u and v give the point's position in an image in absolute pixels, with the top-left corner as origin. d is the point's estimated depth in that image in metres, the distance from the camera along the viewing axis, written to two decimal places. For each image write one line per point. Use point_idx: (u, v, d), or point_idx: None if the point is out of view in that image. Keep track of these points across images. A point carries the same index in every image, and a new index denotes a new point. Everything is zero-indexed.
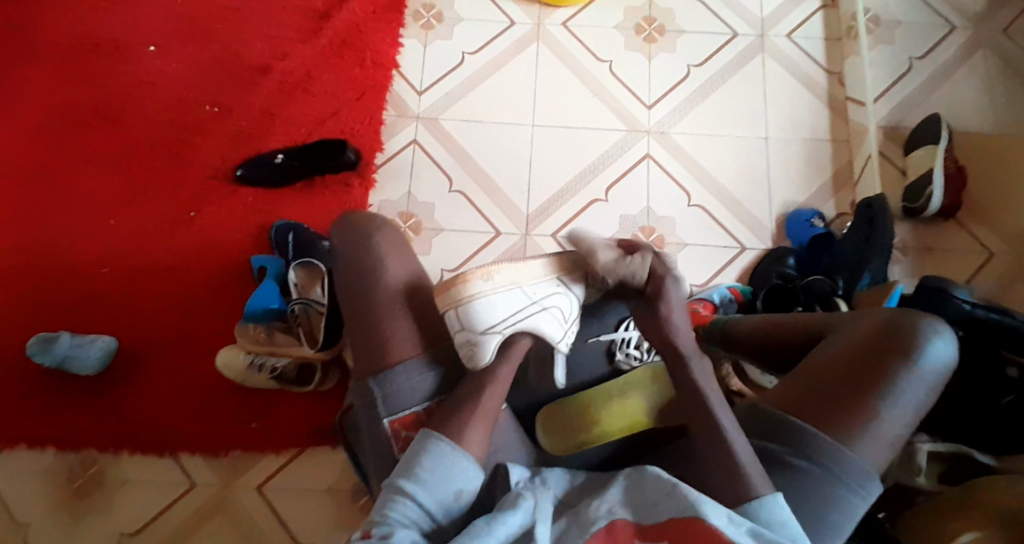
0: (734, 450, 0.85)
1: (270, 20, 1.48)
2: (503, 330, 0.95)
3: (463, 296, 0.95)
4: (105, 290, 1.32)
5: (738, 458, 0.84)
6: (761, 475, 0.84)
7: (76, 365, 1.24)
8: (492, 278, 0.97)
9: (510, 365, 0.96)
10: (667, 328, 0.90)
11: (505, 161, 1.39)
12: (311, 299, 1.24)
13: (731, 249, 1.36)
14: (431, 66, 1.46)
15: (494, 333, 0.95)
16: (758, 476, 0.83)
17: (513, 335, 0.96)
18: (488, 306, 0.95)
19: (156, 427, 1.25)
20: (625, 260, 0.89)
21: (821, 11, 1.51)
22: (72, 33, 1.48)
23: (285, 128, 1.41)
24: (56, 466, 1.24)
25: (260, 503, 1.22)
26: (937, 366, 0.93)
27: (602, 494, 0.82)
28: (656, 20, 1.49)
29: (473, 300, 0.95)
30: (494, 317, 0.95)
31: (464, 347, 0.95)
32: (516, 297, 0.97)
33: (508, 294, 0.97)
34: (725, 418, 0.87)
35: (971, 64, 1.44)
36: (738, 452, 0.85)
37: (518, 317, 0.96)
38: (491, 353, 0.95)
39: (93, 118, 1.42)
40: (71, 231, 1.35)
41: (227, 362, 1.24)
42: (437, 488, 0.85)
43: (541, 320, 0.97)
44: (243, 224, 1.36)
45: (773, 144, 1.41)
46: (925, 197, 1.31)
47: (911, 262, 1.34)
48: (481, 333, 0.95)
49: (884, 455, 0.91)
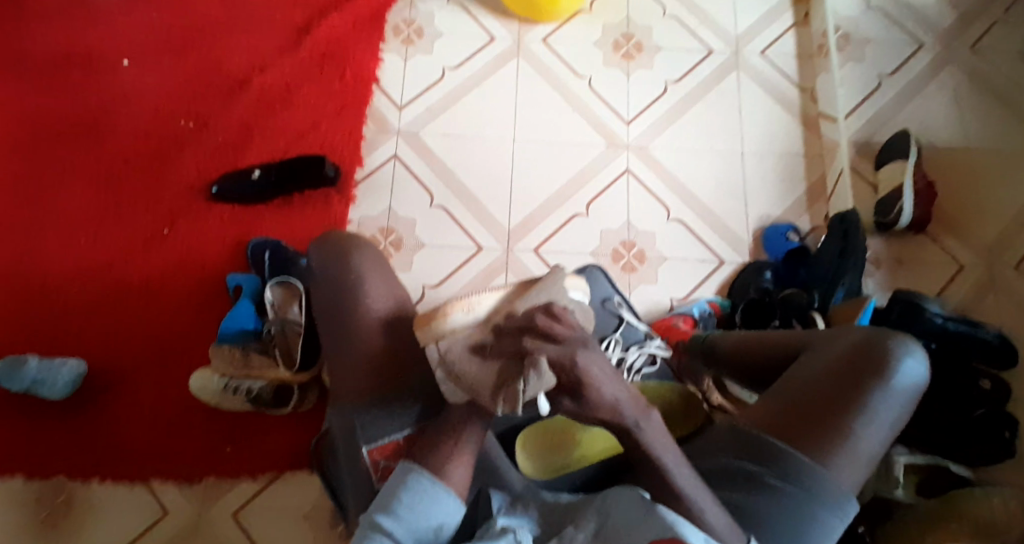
0: (704, 511, 0.82)
1: (246, 33, 1.46)
2: None
3: (444, 330, 0.91)
4: (72, 309, 1.27)
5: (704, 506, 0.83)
6: (728, 522, 0.83)
7: (44, 389, 1.19)
8: (472, 311, 0.92)
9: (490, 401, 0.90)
10: (602, 406, 0.76)
11: (486, 177, 1.38)
12: (289, 319, 1.21)
13: (710, 263, 1.37)
14: (410, 81, 1.44)
15: None
16: (729, 532, 0.83)
17: None
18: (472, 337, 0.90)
19: (129, 452, 1.21)
20: (521, 385, 0.77)
21: (794, 28, 1.54)
22: (39, 43, 1.43)
23: (261, 143, 1.39)
24: (22, 495, 1.19)
25: (236, 530, 1.19)
26: (911, 384, 0.95)
27: (580, 522, 0.84)
28: (634, 37, 1.51)
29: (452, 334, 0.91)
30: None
31: (444, 385, 0.88)
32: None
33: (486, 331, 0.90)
34: (683, 475, 0.83)
35: (939, 81, 1.48)
36: (704, 501, 0.83)
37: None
38: None
39: (61, 132, 1.37)
40: (37, 249, 1.30)
41: (201, 386, 1.19)
42: (415, 525, 0.84)
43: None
44: (218, 240, 1.32)
45: (750, 159, 1.43)
46: (896, 211, 1.33)
47: (886, 273, 1.36)
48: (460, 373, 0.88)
49: (860, 473, 0.91)
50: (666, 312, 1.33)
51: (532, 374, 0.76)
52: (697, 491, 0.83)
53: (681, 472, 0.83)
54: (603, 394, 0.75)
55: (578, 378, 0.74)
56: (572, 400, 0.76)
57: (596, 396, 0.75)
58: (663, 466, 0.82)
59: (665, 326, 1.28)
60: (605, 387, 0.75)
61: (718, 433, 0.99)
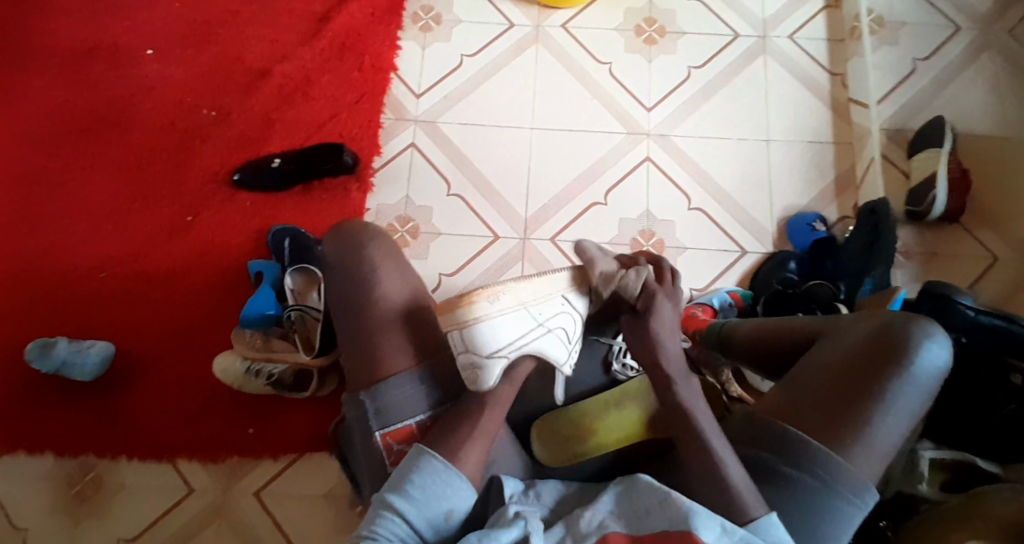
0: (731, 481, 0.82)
1: (268, 23, 1.47)
2: (509, 354, 0.93)
3: (472, 317, 0.94)
4: (102, 294, 1.31)
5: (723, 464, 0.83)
6: (751, 490, 0.82)
7: (73, 370, 1.23)
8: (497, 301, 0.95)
9: (511, 385, 0.94)
10: (652, 340, 0.93)
11: (503, 164, 1.38)
12: (307, 305, 1.22)
13: (732, 253, 1.34)
14: (429, 69, 1.45)
15: (499, 357, 0.92)
16: (752, 499, 0.81)
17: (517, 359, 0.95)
18: (492, 329, 0.93)
19: (152, 434, 1.25)
20: (619, 275, 0.95)
21: (824, 11, 1.50)
22: (71, 36, 1.47)
23: (283, 132, 1.40)
24: (52, 472, 1.23)
25: (257, 509, 1.22)
26: (932, 371, 0.90)
27: (594, 505, 0.82)
28: (656, 22, 1.48)
29: (479, 322, 0.93)
30: (500, 341, 0.93)
31: (467, 371, 0.91)
32: (520, 319, 0.95)
33: (515, 316, 0.95)
34: (717, 440, 0.85)
35: (976, 66, 1.42)
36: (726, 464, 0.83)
37: (526, 340, 0.94)
38: (495, 378, 0.92)
39: (92, 121, 1.41)
40: (67, 236, 1.34)
41: (224, 367, 1.23)
42: (427, 507, 0.84)
43: (547, 343, 0.95)
44: (242, 228, 1.35)
45: (775, 147, 1.40)
46: (929, 200, 1.29)
47: (916, 266, 1.31)
48: (486, 356, 0.92)
49: (879, 464, 0.87)
50: (685, 303, 1.30)
51: (632, 275, 0.95)
52: (726, 452, 0.84)
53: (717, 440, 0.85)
54: (659, 320, 0.94)
55: (654, 305, 0.94)
56: (639, 315, 0.95)
57: (654, 318, 0.94)
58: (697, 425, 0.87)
59: (684, 316, 1.25)
60: (665, 325, 0.94)
61: (731, 422, 0.96)
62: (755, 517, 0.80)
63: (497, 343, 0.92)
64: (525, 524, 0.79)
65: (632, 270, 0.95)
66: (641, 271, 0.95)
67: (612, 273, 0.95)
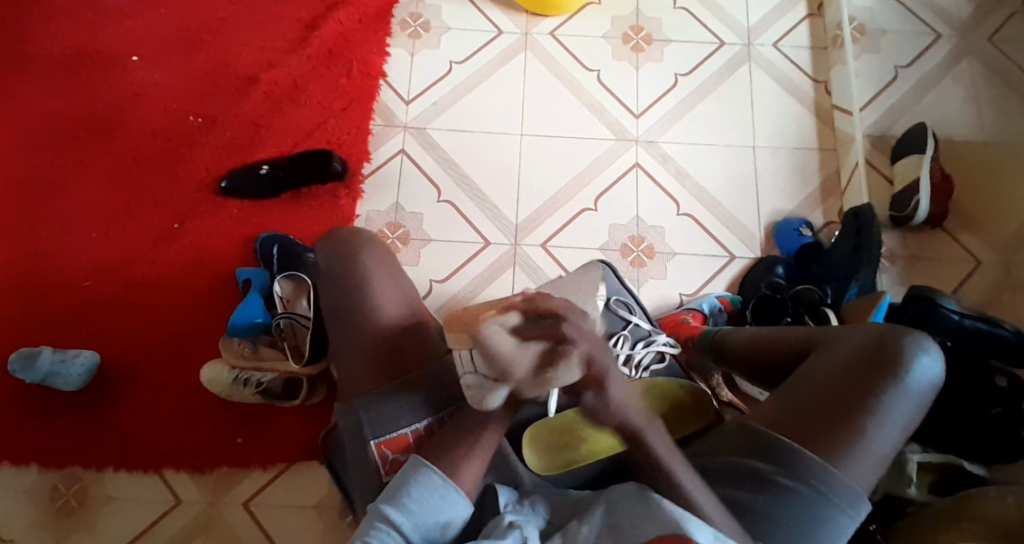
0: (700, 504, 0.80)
1: (256, 30, 1.47)
2: (519, 377, 0.82)
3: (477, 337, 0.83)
4: (87, 303, 1.29)
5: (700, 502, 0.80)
6: (736, 529, 0.81)
7: (58, 381, 1.21)
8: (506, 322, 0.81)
9: (513, 400, 0.89)
10: (616, 409, 0.76)
11: (492, 170, 1.38)
12: (296, 313, 1.21)
13: (720, 258, 1.35)
14: (418, 77, 1.45)
15: None
16: (737, 531, 0.81)
17: None
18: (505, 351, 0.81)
19: (139, 445, 1.23)
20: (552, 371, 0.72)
21: (807, 19, 1.52)
22: (55, 43, 1.46)
23: (271, 140, 1.40)
24: (37, 485, 1.21)
25: (247, 520, 1.20)
26: (925, 384, 0.91)
27: (588, 519, 0.82)
28: (643, 29, 1.50)
29: (488, 338, 0.82)
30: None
31: (473, 392, 0.84)
32: None
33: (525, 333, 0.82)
34: (689, 480, 0.82)
35: (957, 74, 1.45)
36: (701, 501, 0.81)
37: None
38: (502, 399, 0.82)
39: (77, 129, 1.40)
40: (52, 244, 1.33)
41: (212, 377, 1.21)
42: (423, 521, 0.83)
43: None
44: (230, 236, 1.34)
45: (761, 153, 1.42)
46: (912, 205, 1.31)
47: (900, 270, 1.33)
48: (494, 374, 0.84)
49: (873, 474, 0.88)
50: (675, 307, 1.31)
51: (564, 366, 0.72)
52: (701, 490, 0.82)
53: (676, 464, 0.81)
54: (615, 385, 0.75)
55: (601, 369, 0.73)
56: (597, 391, 0.75)
57: (612, 389, 0.75)
58: (655, 454, 0.81)
59: (675, 322, 1.25)
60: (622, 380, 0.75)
61: (724, 429, 0.95)
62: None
63: (506, 365, 0.81)
64: (521, 531, 0.81)
65: (557, 370, 0.72)
66: (570, 364, 0.72)
67: (536, 377, 0.73)
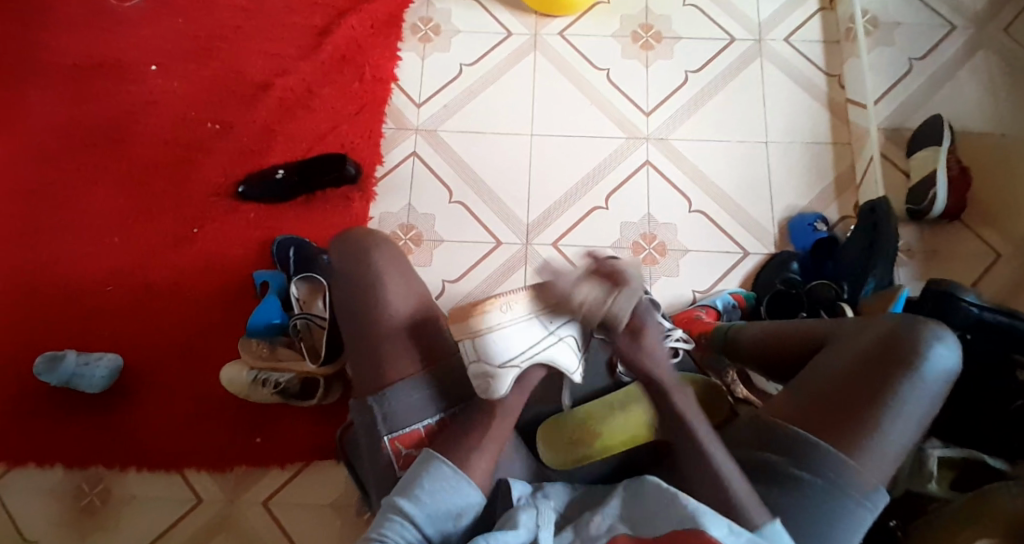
0: (717, 465, 0.84)
1: (269, 38, 1.50)
2: (521, 363, 0.90)
3: (483, 326, 0.90)
4: (109, 307, 1.33)
5: (721, 470, 0.83)
6: (751, 497, 0.82)
7: (81, 383, 1.24)
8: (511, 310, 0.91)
9: (522, 392, 0.92)
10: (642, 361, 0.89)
11: (503, 170, 1.39)
12: (313, 314, 1.23)
13: (733, 255, 1.34)
14: (429, 80, 1.47)
15: (512, 367, 0.90)
16: (753, 505, 0.82)
17: (529, 368, 0.92)
18: (503, 340, 0.90)
19: (161, 445, 1.25)
20: (608, 300, 0.86)
21: (819, 14, 1.51)
22: (76, 55, 1.50)
23: (286, 145, 1.42)
24: (62, 484, 1.24)
25: (265, 518, 1.22)
26: (940, 375, 0.89)
27: (602, 509, 0.82)
28: (652, 27, 1.50)
29: (490, 332, 0.91)
30: (511, 351, 0.90)
31: (478, 380, 0.90)
32: (533, 327, 0.91)
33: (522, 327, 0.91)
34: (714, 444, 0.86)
35: (972, 65, 1.43)
36: (720, 466, 0.84)
37: (538, 349, 0.91)
38: (508, 386, 0.90)
39: (98, 137, 1.44)
40: (75, 250, 1.36)
41: (231, 378, 1.23)
42: (435, 511, 0.84)
43: (558, 351, 0.92)
44: (246, 241, 1.36)
45: (774, 149, 1.41)
46: (928, 199, 1.29)
47: (919, 264, 1.32)
48: (498, 366, 0.90)
49: (890, 467, 0.87)
50: (688, 305, 1.31)
51: (624, 295, 0.86)
52: (715, 447, 0.86)
53: (699, 425, 0.87)
54: (650, 338, 0.89)
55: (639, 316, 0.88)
56: (633, 335, 0.88)
57: (647, 339, 0.89)
58: (680, 411, 0.88)
59: (687, 318, 1.25)
60: (655, 336, 0.89)
61: (739, 425, 0.95)
62: (759, 525, 0.80)
63: (509, 352, 0.90)
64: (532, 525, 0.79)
65: (616, 295, 0.85)
66: (628, 294, 0.86)
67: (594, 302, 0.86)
